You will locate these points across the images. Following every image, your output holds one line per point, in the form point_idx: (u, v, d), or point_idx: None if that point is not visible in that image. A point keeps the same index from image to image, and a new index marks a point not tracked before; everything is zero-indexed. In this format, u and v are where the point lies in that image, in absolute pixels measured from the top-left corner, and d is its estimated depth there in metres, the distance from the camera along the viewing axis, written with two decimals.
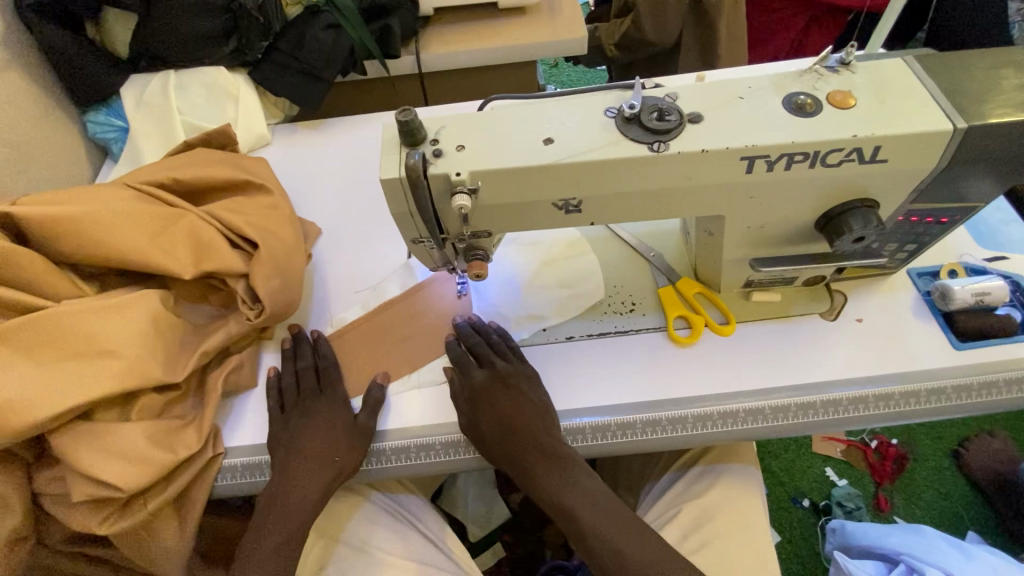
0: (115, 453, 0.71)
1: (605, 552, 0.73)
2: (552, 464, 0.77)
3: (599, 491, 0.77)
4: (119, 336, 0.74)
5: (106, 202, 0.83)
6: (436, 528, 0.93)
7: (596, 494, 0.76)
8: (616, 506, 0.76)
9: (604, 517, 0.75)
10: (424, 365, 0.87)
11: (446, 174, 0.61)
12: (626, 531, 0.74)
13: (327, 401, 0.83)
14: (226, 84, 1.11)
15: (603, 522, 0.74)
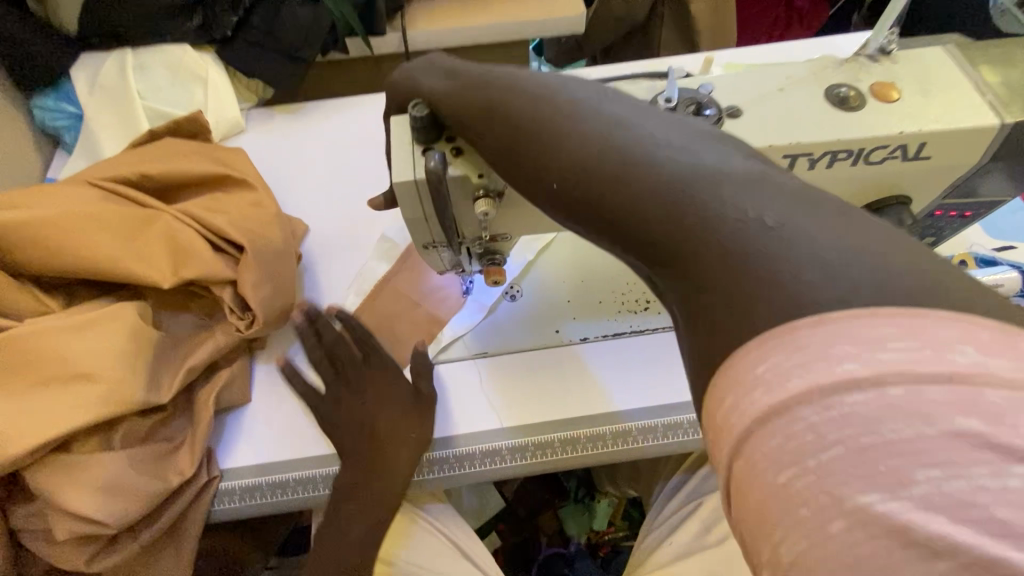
0: (97, 486, 0.64)
1: (717, 329, 0.32)
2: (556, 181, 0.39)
3: (739, 270, 0.31)
4: (95, 357, 0.67)
5: (69, 204, 0.74)
6: (463, 534, 0.88)
7: (730, 277, 0.32)
8: (782, 276, 0.30)
9: (729, 348, 0.31)
10: (453, 320, 0.83)
11: (466, 175, 0.55)
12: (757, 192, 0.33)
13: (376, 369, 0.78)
14: (193, 65, 1.01)
15: (739, 321, 0.31)
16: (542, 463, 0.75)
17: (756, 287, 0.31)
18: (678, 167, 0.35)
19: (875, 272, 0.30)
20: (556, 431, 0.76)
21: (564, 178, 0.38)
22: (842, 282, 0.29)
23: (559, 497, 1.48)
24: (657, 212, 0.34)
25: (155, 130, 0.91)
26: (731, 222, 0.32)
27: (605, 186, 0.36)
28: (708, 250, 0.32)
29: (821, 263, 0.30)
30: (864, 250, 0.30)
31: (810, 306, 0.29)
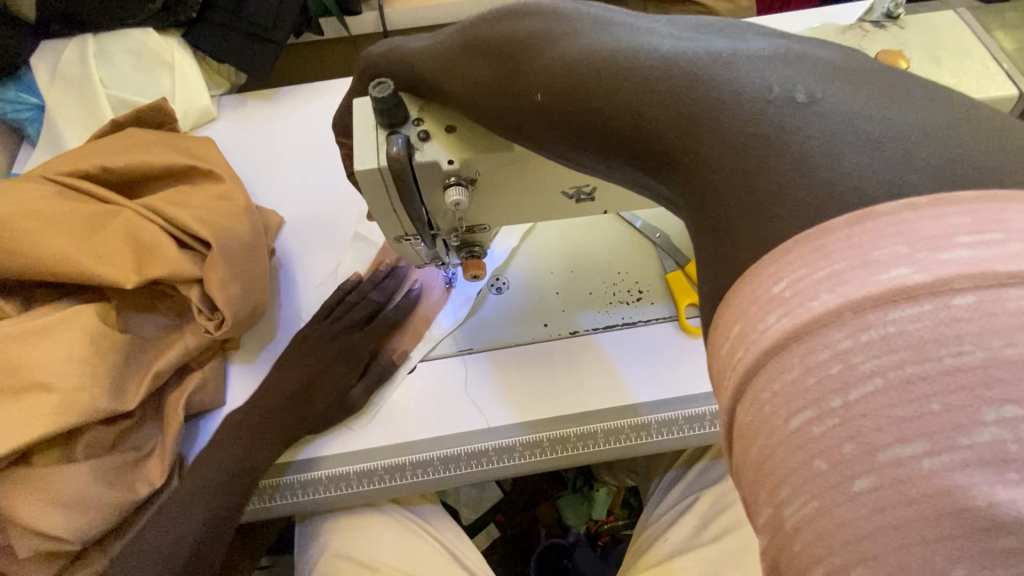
0: (59, 500, 0.61)
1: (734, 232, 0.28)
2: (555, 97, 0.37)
3: (750, 154, 0.28)
4: (53, 365, 0.63)
5: (20, 202, 0.70)
6: (452, 536, 0.85)
7: (736, 163, 0.28)
8: (789, 153, 0.27)
9: (730, 243, 0.28)
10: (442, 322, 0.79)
11: (435, 161, 0.51)
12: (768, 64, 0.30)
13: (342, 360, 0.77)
14: (158, 49, 0.95)
15: (740, 206, 0.28)
16: (524, 461, 0.72)
17: (760, 167, 0.27)
18: (679, 57, 0.32)
19: (913, 146, 0.25)
20: (544, 430, 0.73)
21: (562, 94, 0.37)
22: (868, 156, 0.25)
23: (558, 486, 1.45)
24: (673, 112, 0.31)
25: (117, 120, 0.86)
26: (734, 99, 0.29)
27: (603, 89, 0.34)
28: (708, 134, 0.29)
29: (837, 131, 0.26)
30: (905, 120, 0.26)
31: (816, 181, 0.25)
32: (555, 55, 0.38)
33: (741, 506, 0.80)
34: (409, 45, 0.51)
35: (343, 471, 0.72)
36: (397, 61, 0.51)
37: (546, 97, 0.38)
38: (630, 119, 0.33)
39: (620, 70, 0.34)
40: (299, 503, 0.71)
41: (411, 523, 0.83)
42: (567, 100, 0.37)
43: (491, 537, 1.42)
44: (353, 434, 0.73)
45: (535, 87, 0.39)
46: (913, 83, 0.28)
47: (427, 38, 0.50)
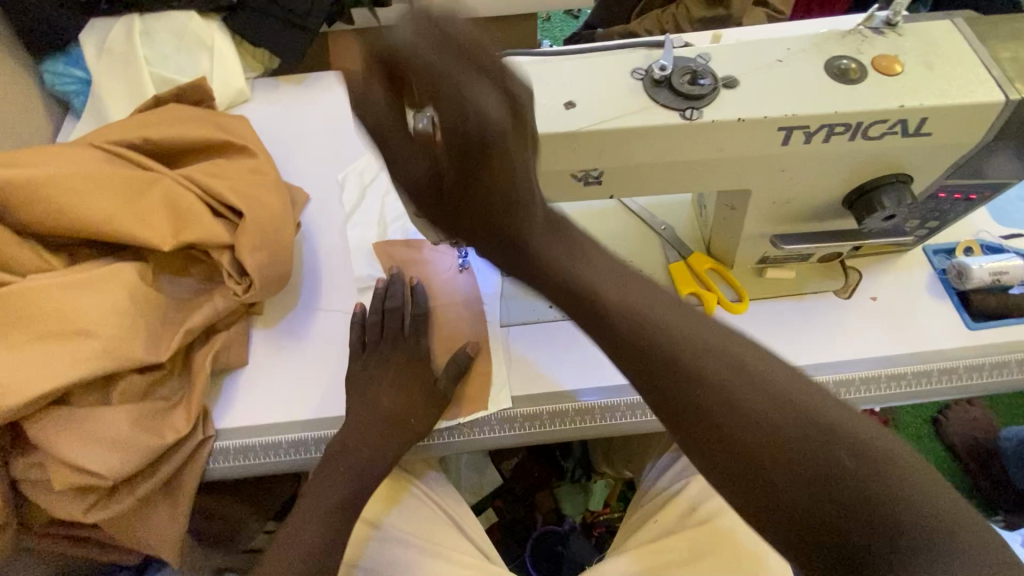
0: (97, 439, 0.66)
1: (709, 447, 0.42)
2: (672, 382, 0.44)
3: (758, 471, 0.40)
4: (96, 314, 0.68)
5: (71, 165, 0.75)
6: (455, 506, 0.90)
7: (744, 446, 0.41)
8: (880, 497, 0.37)
9: (738, 487, 0.41)
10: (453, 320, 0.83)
11: None
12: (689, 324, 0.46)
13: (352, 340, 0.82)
14: (199, 32, 1.01)
15: (809, 476, 0.39)
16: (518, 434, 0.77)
17: (851, 490, 0.38)
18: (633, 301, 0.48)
19: (817, 481, 0.39)
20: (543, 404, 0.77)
21: (675, 378, 0.44)
22: (925, 493, 0.38)
23: (556, 476, 1.49)
24: (669, 369, 0.44)
25: (159, 95, 0.91)
26: (840, 447, 0.39)
27: (762, 419, 0.41)
28: (826, 469, 0.38)
29: (801, 448, 0.39)
30: (812, 436, 0.40)
31: (890, 521, 0.37)
32: (667, 334, 0.45)
33: None
34: (498, 154, 0.47)
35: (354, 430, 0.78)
36: (426, 127, 0.48)
37: (692, 404, 0.43)
38: (759, 437, 0.40)
39: (644, 340, 0.46)
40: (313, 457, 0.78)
41: (418, 490, 0.87)
42: (701, 388, 0.43)
43: (490, 521, 1.45)
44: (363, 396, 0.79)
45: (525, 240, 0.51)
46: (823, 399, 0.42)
47: (522, 173, 0.49)
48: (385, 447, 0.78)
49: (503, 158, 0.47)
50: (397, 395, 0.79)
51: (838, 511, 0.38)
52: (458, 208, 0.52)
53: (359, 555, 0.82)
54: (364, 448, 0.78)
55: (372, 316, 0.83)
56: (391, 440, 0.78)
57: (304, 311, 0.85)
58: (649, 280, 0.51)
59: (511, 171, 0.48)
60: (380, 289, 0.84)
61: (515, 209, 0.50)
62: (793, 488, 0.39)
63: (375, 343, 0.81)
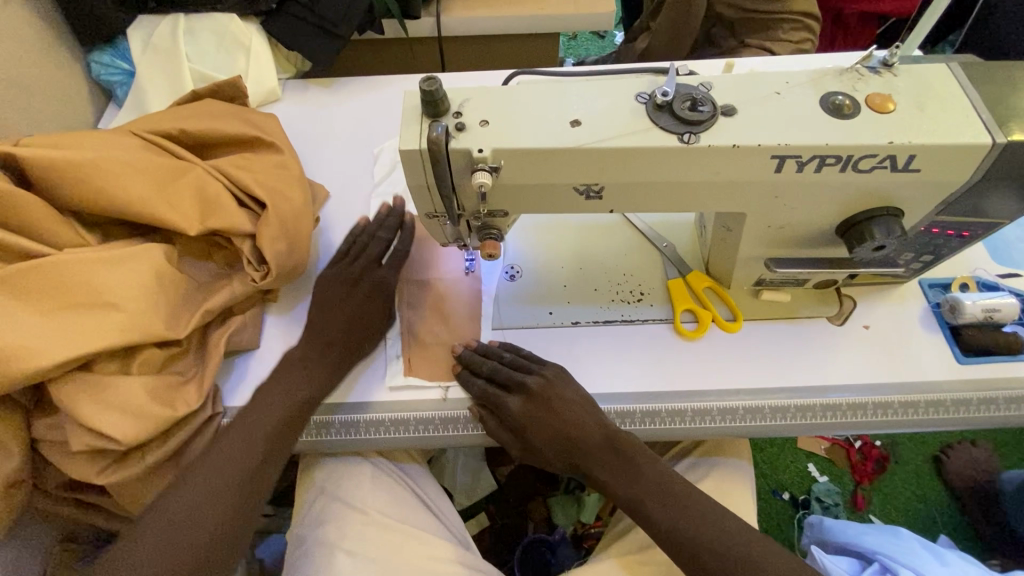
0: (113, 406, 0.70)
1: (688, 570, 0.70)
2: (628, 471, 0.74)
3: (667, 543, 0.71)
4: (123, 288, 0.73)
5: (112, 150, 0.80)
6: (432, 495, 0.93)
7: (675, 547, 0.71)
8: (709, 556, 0.69)
9: (683, 562, 0.71)
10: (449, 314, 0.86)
11: (467, 149, 0.59)
12: (650, 467, 0.74)
13: (339, 270, 0.88)
14: (238, 32, 1.07)
15: (688, 536, 0.70)
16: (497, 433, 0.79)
17: (715, 549, 0.69)
18: (625, 462, 0.74)
19: (700, 521, 0.71)
20: None
21: (625, 473, 0.74)
22: (723, 531, 0.70)
23: (550, 485, 1.50)
24: (639, 515, 0.73)
25: (197, 91, 0.97)
26: (697, 524, 0.71)
27: (659, 502, 0.72)
28: (692, 547, 0.70)
29: (699, 533, 0.70)
30: (697, 503, 0.73)
31: (727, 549, 0.69)
32: (647, 468, 0.74)
33: None
34: (562, 394, 0.76)
35: (354, 419, 0.80)
36: (516, 405, 0.76)
37: (626, 496, 0.74)
38: (677, 530, 0.71)
39: (621, 451, 0.74)
40: (315, 441, 0.80)
41: (397, 478, 0.91)
42: (650, 484, 0.73)
43: (480, 525, 1.51)
44: (366, 381, 0.83)
45: (544, 451, 0.76)
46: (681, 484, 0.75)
47: (586, 416, 0.75)
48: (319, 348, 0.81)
49: (568, 386, 0.77)
50: (346, 307, 0.84)
51: (696, 554, 0.70)
52: (524, 445, 0.77)
53: (338, 536, 0.84)
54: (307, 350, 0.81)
55: (365, 236, 0.91)
56: (328, 346, 0.81)
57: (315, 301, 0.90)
58: (640, 446, 0.75)
59: (583, 418, 0.75)
60: (380, 217, 0.92)
61: (575, 448, 0.75)
62: (675, 535, 0.71)
63: (351, 260, 0.88)
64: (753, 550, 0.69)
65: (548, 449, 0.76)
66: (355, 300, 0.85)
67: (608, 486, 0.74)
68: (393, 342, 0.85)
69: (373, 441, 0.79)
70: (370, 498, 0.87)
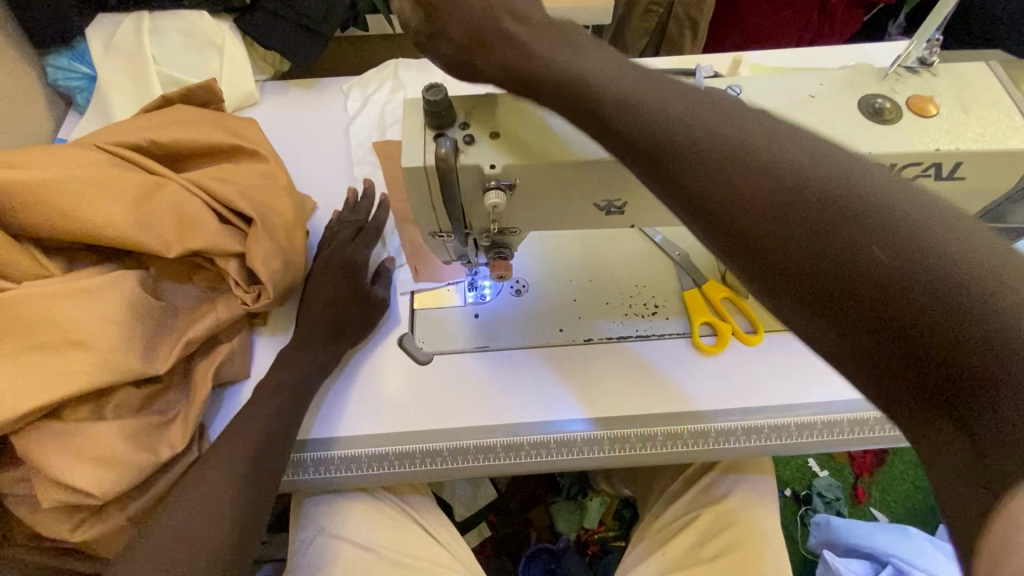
0: (89, 456, 0.63)
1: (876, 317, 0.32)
2: (805, 222, 0.36)
3: (843, 238, 0.34)
4: (94, 324, 0.65)
5: (74, 166, 0.72)
6: (438, 525, 0.87)
7: (857, 271, 0.33)
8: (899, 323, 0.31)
9: (853, 305, 0.33)
10: (450, 315, 0.83)
11: (478, 166, 0.54)
12: (841, 238, 0.34)
13: (328, 241, 0.86)
14: (209, 31, 0.99)
15: (885, 277, 0.32)
16: (509, 464, 0.73)
17: (945, 281, 0.30)
18: (779, 179, 0.38)
19: (909, 269, 0.31)
20: (528, 435, 0.75)
21: (802, 215, 0.36)
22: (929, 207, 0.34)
23: (552, 492, 1.45)
24: (796, 205, 0.36)
25: (167, 96, 0.89)
26: (834, 172, 0.37)
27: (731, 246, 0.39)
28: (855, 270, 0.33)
29: (940, 242, 0.32)
30: (943, 232, 0.32)
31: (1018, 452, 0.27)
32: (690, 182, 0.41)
33: (737, 527, 0.87)
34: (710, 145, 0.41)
35: (356, 454, 0.74)
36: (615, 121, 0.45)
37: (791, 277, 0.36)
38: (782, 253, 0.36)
39: (748, 151, 0.40)
40: (312, 479, 0.74)
41: (397, 508, 0.85)
42: (839, 262, 0.34)
43: (481, 536, 1.41)
44: (367, 411, 0.77)
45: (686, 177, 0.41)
46: (948, 226, 0.32)
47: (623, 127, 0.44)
48: (326, 303, 0.80)
49: (585, 89, 0.46)
50: (332, 301, 0.80)
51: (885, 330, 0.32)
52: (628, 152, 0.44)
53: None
54: (312, 306, 0.81)
55: (340, 235, 0.86)
56: (321, 333, 0.78)
57: None
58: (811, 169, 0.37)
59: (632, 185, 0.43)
60: (352, 214, 0.88)
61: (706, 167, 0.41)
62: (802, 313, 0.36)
63: (326, 249, 0.85)
64: (1004, 261, 0.31)
65: (633, 115, 0.44)
66: (341, 293, 0.81)
67: (715, 193, 0.39)
68: (393, 367, 0.80)
69: (380, 476, 0.73)
70: (371, 535, 0.81)
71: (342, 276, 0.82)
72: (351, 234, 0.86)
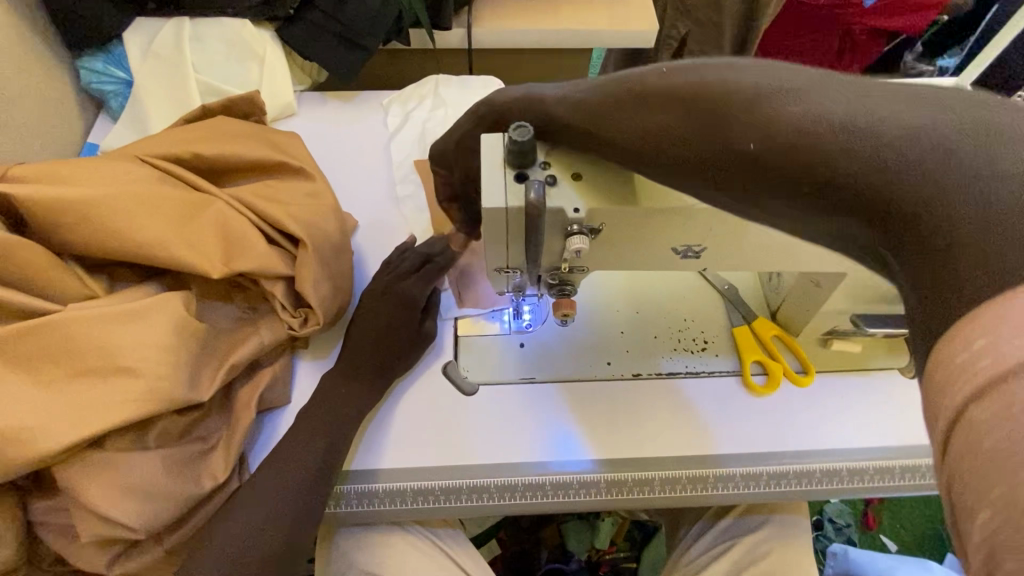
0: (133, 488, 0.61)
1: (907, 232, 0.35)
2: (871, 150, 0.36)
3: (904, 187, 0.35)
4: (141, 349, 0.62)
5: (121, 182, 0.70)
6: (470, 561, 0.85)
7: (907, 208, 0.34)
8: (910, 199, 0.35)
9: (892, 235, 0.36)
10: (496, 345, 0.81)
11: (562, 208, 0.52)
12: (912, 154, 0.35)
13: (388, 269, 0.83)
14: (249, 39, 0.96)
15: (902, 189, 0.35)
16: (557, 500, 0.72)
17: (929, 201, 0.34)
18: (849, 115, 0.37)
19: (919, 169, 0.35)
20: (577, 473, 0.72)
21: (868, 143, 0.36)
22: None
23: (565, 511, 1.43)
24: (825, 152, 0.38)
25: (208, 106, 0.87)
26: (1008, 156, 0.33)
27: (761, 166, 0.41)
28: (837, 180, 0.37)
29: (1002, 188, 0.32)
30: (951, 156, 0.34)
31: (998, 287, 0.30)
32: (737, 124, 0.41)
33: (772, 565, 0.86)
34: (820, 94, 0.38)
35: (401, 488, 0.72)
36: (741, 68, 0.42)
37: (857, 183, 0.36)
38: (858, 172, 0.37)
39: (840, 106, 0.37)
40: (353, 512, 0.72)
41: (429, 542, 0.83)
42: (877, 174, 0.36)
43: (493, 553, 1.39)
44: (411, 442, 0.75)
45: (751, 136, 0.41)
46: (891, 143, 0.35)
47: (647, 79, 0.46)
48: (375, 332, 0.78)
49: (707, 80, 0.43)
50: (381, 331, 0.78)
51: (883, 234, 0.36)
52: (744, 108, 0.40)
53: None
54: (361, 332, 0.79)
55: (400, 264, 0.84)
56: (369, 363, 0.76)
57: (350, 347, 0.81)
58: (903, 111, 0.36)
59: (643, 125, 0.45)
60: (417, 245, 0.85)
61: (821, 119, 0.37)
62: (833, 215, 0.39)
63: (381, 275, 0.83)
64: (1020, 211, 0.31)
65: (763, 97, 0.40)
66: (392, 325, 0.78)
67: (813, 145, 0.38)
68: (438, 397, 0.78)
69: (426, 510, 0.72)
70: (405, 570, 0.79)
71: (394, 306, 0.80)
72: (412, 266, 0.83)
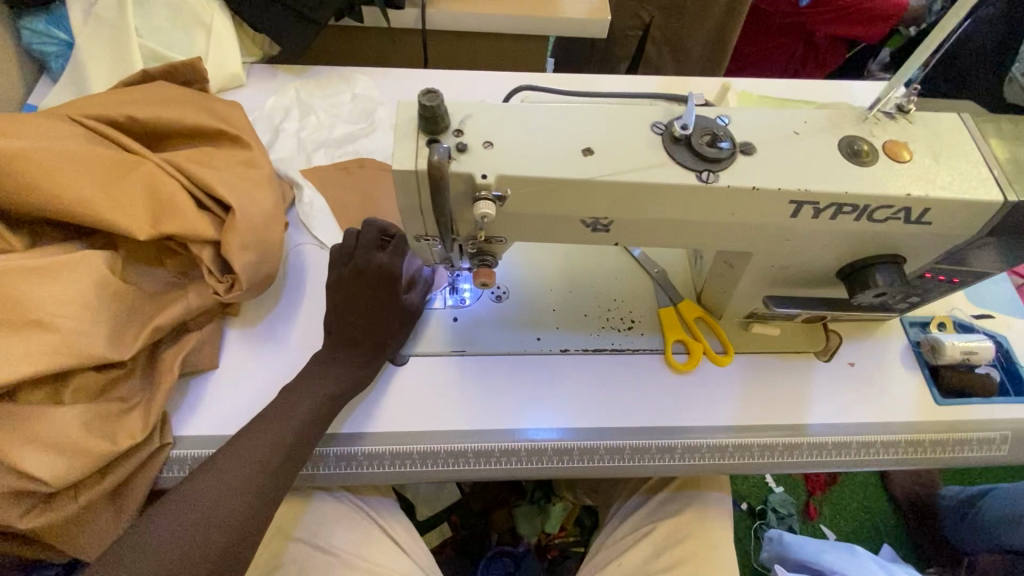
0: (43, 441, 0.61)
1: None
2: None
3: None
4: (58, 304, 0.62)
5: (46, 138, 0.69)
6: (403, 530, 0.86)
7: None
8: None
9: None
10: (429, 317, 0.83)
11: (470, 174, 0.54)
12: None
13: (346, 267, 0.74)
14: (197, 8, 0.96)
15: None
16: (481, 467, 0.73)
17: None
18: None
19: None
20: (498, 441, 0.74)
21: None
22: None
23: (516, 495, 1.43)
24: None
25: (149, 70, 0.86)
26: None
27: None
28: None
29: None
30: None
31: None
32: None
33: (693, 540, 0.89)
34: None
35: (323, 453, 0.74)
36: None
37: None
38: None
39: None
40: None
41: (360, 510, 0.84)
42: None
43: (442, 536, 1.39)
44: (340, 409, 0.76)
45: None
46: None
47: None
48: (359, 328, 0.75)
49: None
50: (368, 325, 0.75)
51: None
52: None
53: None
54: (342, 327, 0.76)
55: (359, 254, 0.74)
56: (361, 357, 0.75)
57: (285, 317, 0.82)
58: None
59: None
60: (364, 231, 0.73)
61: None
62: None
63: (341, 271, 0.75)
64: None
65: None
66: (380, 318, 0.75)
67: None
68: None
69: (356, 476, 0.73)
70: (333, 535, 0.81)
71: (374, 298, 0.75)
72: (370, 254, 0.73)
